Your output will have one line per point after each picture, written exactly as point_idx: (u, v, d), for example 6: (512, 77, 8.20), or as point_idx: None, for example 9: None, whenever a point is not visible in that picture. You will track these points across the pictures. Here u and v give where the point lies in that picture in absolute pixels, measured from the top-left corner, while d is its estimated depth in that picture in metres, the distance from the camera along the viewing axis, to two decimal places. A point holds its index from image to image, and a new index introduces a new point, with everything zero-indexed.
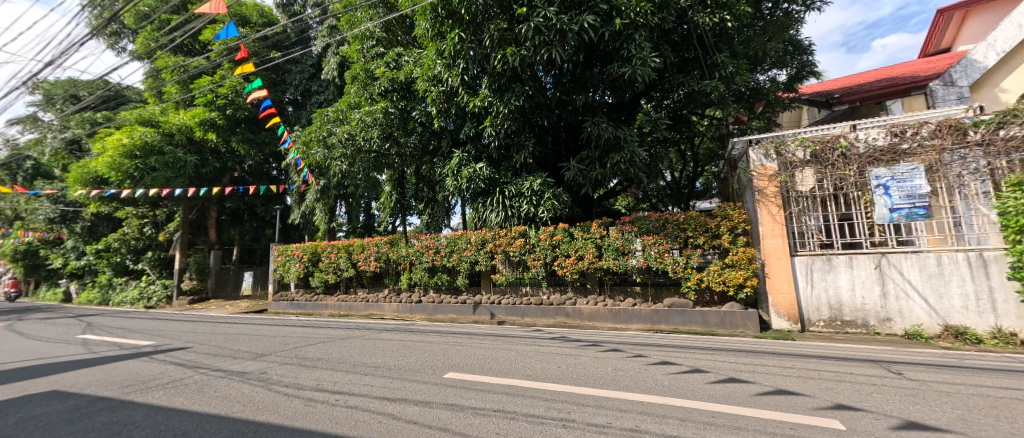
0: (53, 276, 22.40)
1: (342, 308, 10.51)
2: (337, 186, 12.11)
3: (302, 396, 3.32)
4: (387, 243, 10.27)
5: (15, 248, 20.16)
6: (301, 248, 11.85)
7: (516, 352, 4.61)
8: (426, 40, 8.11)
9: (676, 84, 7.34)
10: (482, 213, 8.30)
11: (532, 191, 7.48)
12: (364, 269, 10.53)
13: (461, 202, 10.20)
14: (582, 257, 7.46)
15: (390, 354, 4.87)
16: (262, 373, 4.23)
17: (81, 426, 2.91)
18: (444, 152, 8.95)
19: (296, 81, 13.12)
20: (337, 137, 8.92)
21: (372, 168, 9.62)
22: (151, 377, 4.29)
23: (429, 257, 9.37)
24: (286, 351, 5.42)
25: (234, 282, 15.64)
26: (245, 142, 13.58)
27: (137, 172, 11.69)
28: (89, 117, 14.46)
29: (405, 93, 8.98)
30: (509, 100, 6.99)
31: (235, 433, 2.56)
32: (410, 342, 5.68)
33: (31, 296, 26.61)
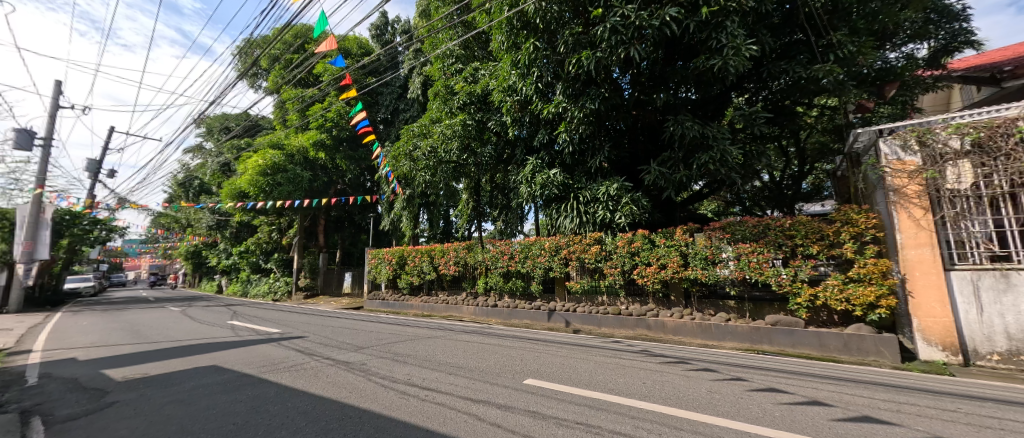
0: (211, 272, 28.12)
1: (426, 308, 11.30)
2: (420, 195, 13.14)
3: (397, 389, 3.64)
4: (465, 248, 10.81)
5: (186, 250, 25.59)
6: (390, 253, 13.06)
7: (595, 362, 4.48)
8: (501, 53, 8.42)
9: (778, 73, 6.50)
10: (556, 220, 8.27)
11: (609, 196, 7.29)
12: (444, 272, 11.20)
13: (534, 208, 10.31)
14: (665, 266, 6.96)
15: (470, 355, 5.10)
16: (362, 365, 4.74)
17: (233, 397, 3.58)
18: (518, 160, 9.13)
19: (387, 102, 14.64)
20: (422, 151, 9.70)
21: (451, 178, 10.23)
22: (279, 361, 5.09)
23: (504, 262, 9.61)
24: (381, 346, 6.01)
25: (338, 281, 17.89)
26: (347, 158, 15.53)
27: (269, 187, 14.09)
28: (236, 143, 17.88)
29: (482, 105, 9.40)
30: (585, 105, 6.91)
31: (345, 416, 2.92)
32: (487, 345, 5.87)
33: (195, 286, 33.72)
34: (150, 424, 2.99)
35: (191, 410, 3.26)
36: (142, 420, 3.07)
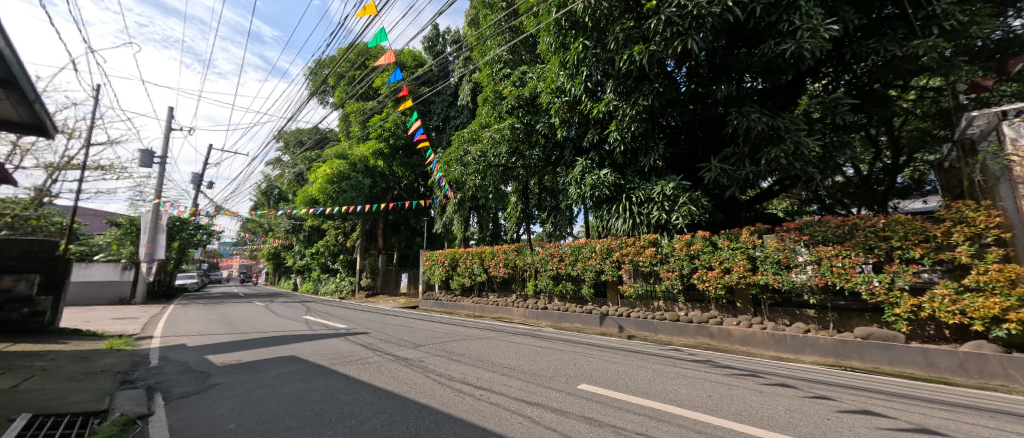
0: (288, 271, 31.24)
1: (477, 309, 11.56)
2: (471, 199, 13.49)
3: (453, 386, 3.77)
4: (514, 251, 10.88)
5: (267, 251, 28.64)
6: (443, 254, 13.53)
7: (652, 371, 4.27)
8: (548, 54, 8.39)
9: (865, 53, 5.76)
10: (607, 221, 8.05)
11: (664, 195, 6.96)
12: (494, 274, 11.38)
13: (584, 210, 10.12)
14: (730, 270, 6.46)
15: (522, 357, 5.12)
16: (420, 362, 4.96)
17: (309, 386, 3.93)
18: (567, 161, 9.00)
19: (439, 110, 15.28)
20: (472, 155, 9.96)
21: (501, 181, 10.36)
22: (347, 354, 5.52)
23: (553, 264, 9.53)
24: (436, 344, 6.25)
25: (396, 281, 18.93)
26: (403, 165, 16.42)
27: (335, 194, 15.32)
28: (308, 155, 19.71)
29: (530, 107, 9.42)
30: (638, 102, 6.65)
31: (407, 410, 3.08)
32: (539, 348, 5.86)
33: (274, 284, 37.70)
34: (243, 405, 3.38)
35: (275, 395, 3.64)
36: (237, 402, 3.48)
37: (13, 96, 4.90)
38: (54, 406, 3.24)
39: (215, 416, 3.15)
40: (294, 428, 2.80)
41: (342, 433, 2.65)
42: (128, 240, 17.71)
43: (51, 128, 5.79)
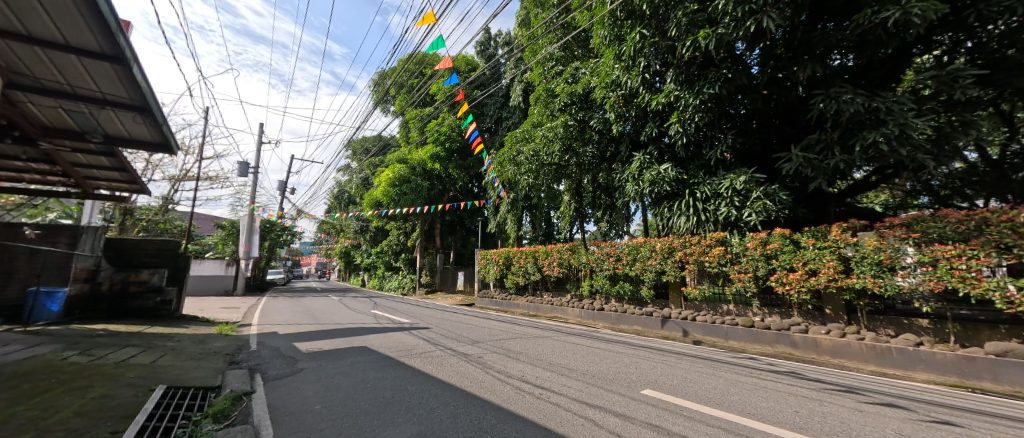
0: (357, 268, 33.96)
1: (532, 309, 11.61)
2: (524, 198, 13.54)
3: (513, 383, 3.82)
4: (568, 250, 10.71)
5: (339, 250, 31.33)
6: (497, 254, 13.73)
7: (724, 379, 3.96)
8: (602, 48, 8.12)
9: (997, 13, 4.79)
10: (668, 219, 7.60)
11: (734, 190, 6.40)
12: (548, 273, 11.32)
13: (642, 208, 9.67)
14: (816, 272, 5.77)
15: (580, 358, 5.05)
16: (479, 358, 5.11)
17: (380, 375, 4.24)
18: (624, 157, 8.63)
19: (492, 112, 15.56)
20: (525, 155, 9.97)
21: (554, 180, 10.25)
22: (412, 348, 5.84)
23: (610, 264, 9.24)
24: (494, 341, 6.39)
25: (452, 279, 19.68)
26: (458, 167, 16.97)
27: (397, 196, 16.28)
28: (373, 161, 21.21)
29: (583, 104, 9.20)
30: (703, 90, 6.20)
31: (470, 404, 3.18)
32: (597, 350, 5.72)
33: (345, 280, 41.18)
34: (326, 389, 3.75)
35: (352, 381, 3.98)
36: (320, 386, 3.87)
37: (147, 120, 5.89)
38: (181, 379, 3.85)
39: (303, 397, 3.53)
40: (369, 413, 3.04)
41: (412, 421, 2.82)
42: (230, 241, 20.47)
43: (174, 145, 6.87)
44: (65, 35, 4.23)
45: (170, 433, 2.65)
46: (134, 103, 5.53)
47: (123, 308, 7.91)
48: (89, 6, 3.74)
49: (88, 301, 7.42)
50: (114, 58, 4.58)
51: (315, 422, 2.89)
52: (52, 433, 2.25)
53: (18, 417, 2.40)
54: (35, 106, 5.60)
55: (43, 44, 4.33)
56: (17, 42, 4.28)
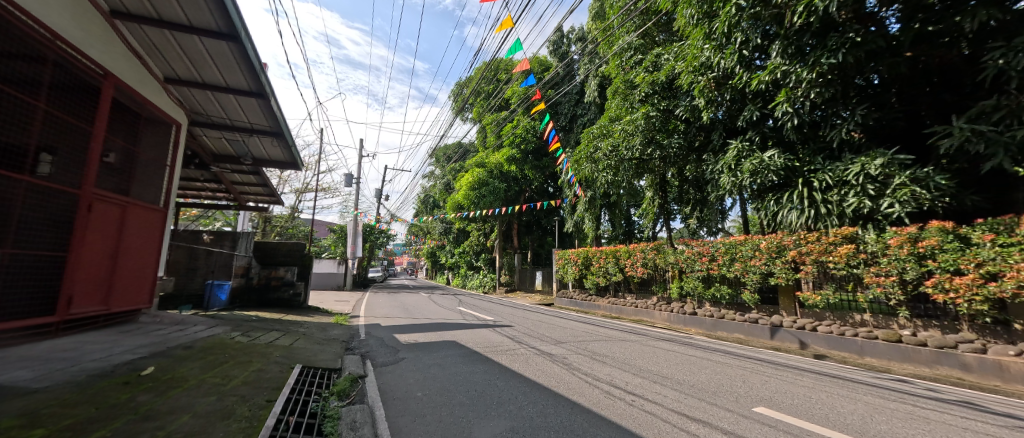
0: (442, 267, 36.51)
1: (614, 310, 11.16)
2: (602, 196, 13.03)
3: (602, 387, 3.70)
4: (653, 250, 10.00)
5: (426, 251, 33.84)
6: (575, 254, 13.46)
7: (862, 403, 3.31)
8: (688, 28, 7.41)
9: None
10: (777, 213, 6.63)
11: (867, 176, 5.34)
12: (631, 274, 10.73)
13: (741, 201, 8.61)
14: (998, 276, 4.48)
15: (673, 366, 4.68)
16: (564, 358, 5.06)
17: (471, 369, 4.47)
18: (716, 146, 7.76)
19: (566, 109, 15.34)
20: (603, 151, 9.47)
21: (635, 175, 9.68)
22: (498, 344, 6.05)
23: (703, 265, 8.39)
24: (577, 342, 6.29)
25: (531, 279, 19.90)
26: (534, 168, 17.03)
27: (477, 199, 16.98)
28: (455, 167, 22.50)
29: (667, 92, 8.50)
30: (820, 61, 5.29)
31: (559, 405, 3.16)
32: (693, 358, 5.24)
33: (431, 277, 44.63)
34: (424, 378, 4.07)
35: (446, 373, 4.25)
36: (420, 375, 4.22)
37: (281, 143, 7.09)
38: (311, 361, 4.53)
39: (406, 383, 3.90)
40: (464, 404, 3.21)
41: (503, 415, 2.91)
42: (340, 243, 23.54)
43: (300, 162, 8.15)
44: (225, 78, 5.31)
45: (306, 406, 3.13)
46: (272, 130, 6.70)
47: (266, 299, 9.51)
48: (241, 50, 4.66)
49: (244, 292, 9.19)
50: (257, 94, 5.60)
51: (418, 407, 3.15)
52: (229, 397, 2.82)
53: (207, 382, 3.06)
54: (209, 137, 7.15)
55: (213, 88, 5.51)
56: (197, 87, 5.53)
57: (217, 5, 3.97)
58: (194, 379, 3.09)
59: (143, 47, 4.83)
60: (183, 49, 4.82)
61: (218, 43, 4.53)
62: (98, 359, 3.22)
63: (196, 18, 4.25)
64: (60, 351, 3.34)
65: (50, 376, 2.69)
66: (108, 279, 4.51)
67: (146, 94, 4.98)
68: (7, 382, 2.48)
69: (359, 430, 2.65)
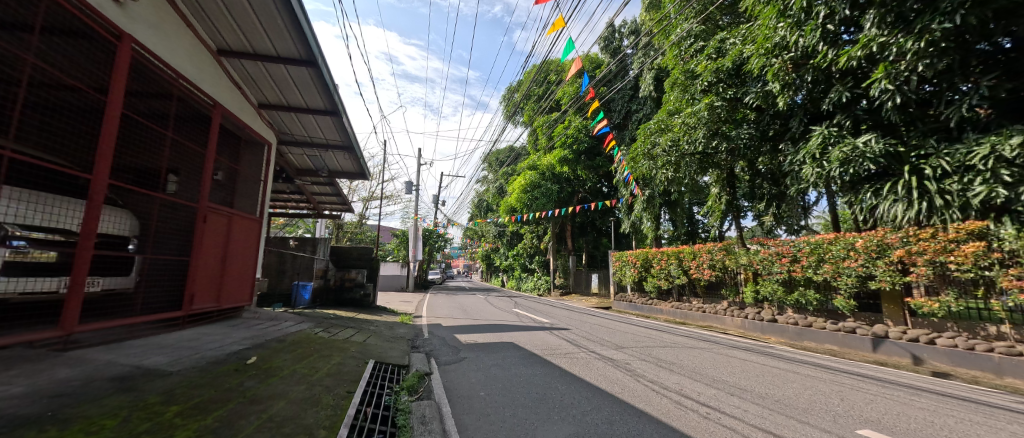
0: (496, 269, 37.32)
1: (678, 316, 10.47)
2: (661, 194, 12.29)
3: (671, 397, 3.48)
4: (723, 250, 9.23)
5: (481, 253, 34.66)
6: (633, 255, 12.86)
7: (1007, 433, 2.73)
8: (758, 7, 6.69)
9: None
10: (876, 207, 5.76)
11: (1003, 159, 4.42)
12: (697, 277, 9.99)
13: (827, 195, 7.65)
14: None
15: (754, 378, 4.25)
16: (627, 364, 4.85)
17: (531, 371, 4.48)
18: (795, 134, 6.95)
19: (620, 106, 14.80)
20: (662, 146, 8.78)
21: (699, 171, 9.01)
22: (557, 347, 5.99)
23: (783, 267, 7.54)
24: (640, 348, 6.00)
25: (587, 281, 19.39)
26: (588, 168, 16.52)
27: (530, 202, 17.02)
28: (507, 171, 22.81)
29: (734, 79, 7.74)
30: (931, 26, 4.49)
31: (625, 413, 3.04)
32: (776, 370, 4.72)
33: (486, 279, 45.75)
34: (486, 379, 4.15)
35: (507, 374, 4.30)
36: (481, 374, 4.32)
37: (352, 156, 7.74)
38: (383, 357, 4.85)
39: (470, 382, 4.03)
40: (526, 406, 3.21)
41: (566, 420, 2.86)
42: (403, 246, 25.00)
43: (368, 172, 8.81)
44: (305, 100, 5.92)
45: (380, 399, 3.35)
46: (344, 144, 7.33)
47: (341, 299, 10.39)
48: (317, 73, 5.14)
49: (322, 292, 10.13)
50: (331, 112, 6.16)
51: (482, 406, 3.22)
52: (316, 387, 3.13)
53: (297, 373, 3.41)
54: (293, 154, 8.02)
55: (296, 109, 6.16)
56: (283, 110, 6.22)
57: (299, 33, 4.44)
58: (287, 369, 3.48)
59: (241, 79, 5.56)
60: (272, 77, 5.46)
61: (300, 68, 5.07)
62: (212, 348, 3.75)
63: (282, 48, 4.80)
64: (186, 340, 3.96)
65: (180, 362, 3.19)
66: (218, 281, 5.23)
67: (244, 119, 5.71)
68: (150, 365, 2.99)
69: (428, 425, 2.78)
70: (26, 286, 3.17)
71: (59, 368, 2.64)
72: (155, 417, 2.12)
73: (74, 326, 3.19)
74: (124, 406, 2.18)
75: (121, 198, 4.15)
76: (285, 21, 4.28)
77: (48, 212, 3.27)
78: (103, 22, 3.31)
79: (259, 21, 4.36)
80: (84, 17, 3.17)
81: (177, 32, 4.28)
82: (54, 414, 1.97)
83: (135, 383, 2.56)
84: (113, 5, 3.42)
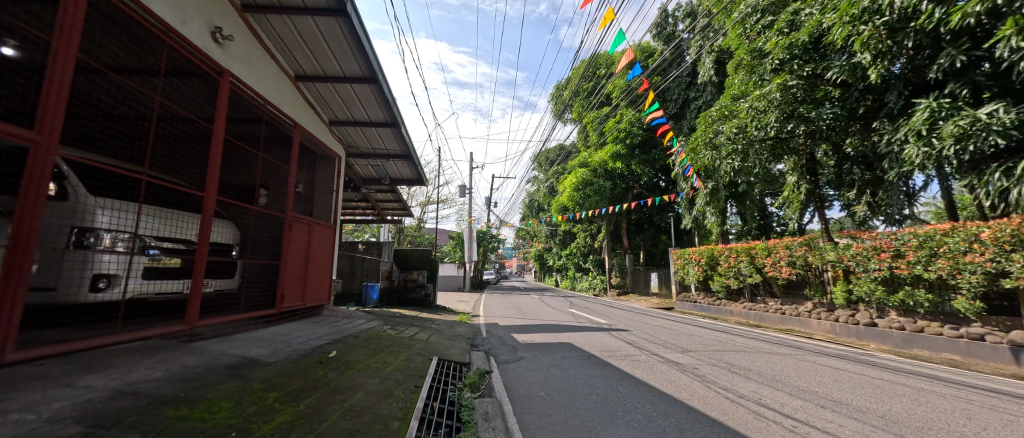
0: (549, 269, 37.24)
1: (751, 317, 9.59)
2: (727, 186, 11.37)
3: (749, 406, 3.20)
4: (804, 245, 8.32)
5: (534, 253, 34.79)
6: (697, 252, 12.02)
7: None
8: None
9: None
10: (1008, 190, 4.80)
11: None
12: (773, 275, 9.09)
13: (935, 178, 6.55)
14: None
15: (850, 390, 3.76)
16: (695, 369, 4.55)
17: (590, 372, 4.40)
18: (892, 111, 6.03)
19: (676, 95, 13.96)
20: (726, 134, 8.09)
21: (771, 159, 8.18)
22: (617, 349, 5.82)
23: (882, 263, 6.57)
24: (709, 352, 5.60)
25: (645, 280, 18.55)
26: (642, 162, 15.74)
27: (582, 200, 16.71)
28: (558, 170, 22.60)
29: (812, 54, 6.89)
30: None
31: (696, 421, 2.86)
32: (877, 381, 4.13)
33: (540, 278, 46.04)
34: (546, 379, 4.15)
35: (567, 375, 4.27)
36: (540, 374, 4.33)
37: (410, 163, 8.20)
38: (445, 354, 5.07)
39: (529, 381, 4.07)
40: (588, 408, 3.16)
41: (631, 425, 2.77)
42: (459, 248, 25.94)
43: (424, 178, 9.27)
44: (369, 114, 6.39)
45: (445, 394, 3.51)
46: (402, 153, 7.80)
47: (405, 299, 11.01)
48: (378, 88, 5.52)
49: (388, 292, 10.83)
50: (390, 124, 6.59)
51: (543, 406, 3.24)
52: (388, 380, 3.37)
53: (371, 367, 3.70)
54: (359, 165, 8.68)
55: (361, 124, 6.67)
56: (350, 126, 6.77)
57: (361, 53, 4.81)
58: (363, 362, 3.79)
59: (315, 101, 6.17)
60: (340, 96, 5.97)
61: (363, 85, 5.49)
62: (301, 343, 4.21)
63: (348, 68, 5.23)
64: (280, 335, 4.49)
65: (276, 354, 3.62)
66: (302, 282, 5.85)
67: (318, 136, 6.32)
68: (253, 356, 3.44)
69: (492, 422, 2.85)
70: (164, 288, 3.65)
71: (187, 356, 3.14)
72: (259, 402, 2.43)
73: (196, 320, 3.77)
74: (236, 391, 2.52)
75: (226, 211, 4.79)
76: (350, 43, 4.67)
77: (174, 225, 3.89)
78: (208, 61, 3.89)
79: (328, 46, 4.81)
80: (194, 59, 3.76)
81: (264, 63, 4.87)
82: (185, 395, 2.35)
83: (243, 371, 2.96)
84: (216, 47, 3.99)
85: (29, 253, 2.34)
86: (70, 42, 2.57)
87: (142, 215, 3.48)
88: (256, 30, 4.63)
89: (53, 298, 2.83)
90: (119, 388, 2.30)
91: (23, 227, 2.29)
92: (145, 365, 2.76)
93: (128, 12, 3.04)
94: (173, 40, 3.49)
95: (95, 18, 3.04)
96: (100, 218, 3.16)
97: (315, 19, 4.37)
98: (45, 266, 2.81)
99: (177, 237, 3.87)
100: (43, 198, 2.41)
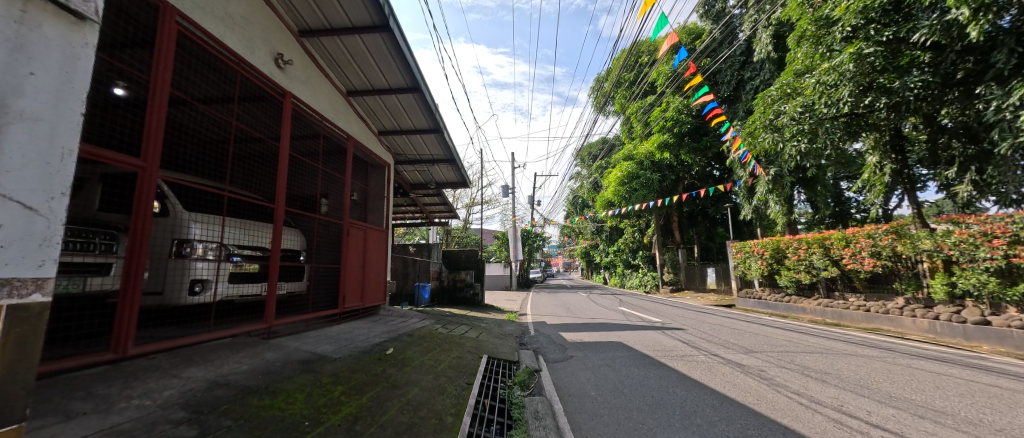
0: (596, 266, 36.60)
1: (827, 315, 8.67)
2: (792, 171, 10.38)
3: (827, 414, 2.92)
4: (891, 233, 7.43)
5: (580, 250, 34.31)
6: (759, 245, 11.08)
7: None
8: None
9: None
10: None
11: None
12: (853, 268, 8.15)
13: None
14: None
15: (954, 398, 3.29)
16: (761, 371, 4.23)
17: (644, 373, 4.25)
18: (999, 74, 5.17)
19: (728, 77, 13.02)
20: (788, 115, 7.38)
21: (845, 138, 7.34)
22: (671, 349, 5.56)
23: (995, 251, 5.67)
24: (778, 353, 5.16)
25: (701, 276, 17.50)
26: (693, 151, 14.84)
27: (628, 194, 16.18)
28: (601, 165, 22.11)
29: (893, 15, 6.06)
30: None
31: (765, 427, 2.66)
32: (992, 389, 3.56)
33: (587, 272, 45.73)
34: (597, 378, 4.08)
35: (618, 375, 4.16)
36: (591, 374, 4.27)
37: (453, 167, 8.47)
38: (495, 352, 5.17)
39: (581, 381, 4.02)
40: (642, 410, 3.06)
41: (691, 430, 2.64)
42: (504, 247, 26.41)
43: (467, 180, 9.50)
44: (413, 122, 6.67)
45: (496, 392, 3.59)
46: (446, 158, 8.06)
47: (455, 298, 11.33)
48: (421, 96, 5.76)
49: (439, 292, 11.16)
50: (434, 130, 6.84)
51: (594, 406, 3.18)
52: (443, 377, 3.51)
53: (426, 364, 3.87)
54: (407, 172, 9.08)
55: (406, 132, 6.97)
56: (397, 135, 7.12)
57: (405, 65, 5.06)
58: (418, 359, 3.98)
59: (365, 113, 6.55)
60: (387, 108, 6.31)
61: (407, 94, 5.77)
62: (362, 340, 4.52)
63: (393, 80, 5.51)
64: (344, 333, 4.84)
65: (341, 350, 3.92)
66: (360, 283, 6.26)
67: (369, 146, 6.73)
68: (322, 352, 3.75)
69: (542, 420, 2.87)
70: (247, 290, 4.06)
71: (267, 351, 3.50)
72: (329, 394, 2.66)
73: (272, 319, 4.21)
74: (308, 384, 2.78)
75: (294, 220, 5.22)
76: (394, 56, 4.93)
77: (252, 234, 4.27)
78: (272, 85, 4.30)
79: (374, 60, 5.10)
80: (262, 84, 4.18)
81: (319, 83, 5.28)
82: (267, 386, 2.62)
83: (314, 366, 3.24)
84: (278, 72, 4.40)
85: (141, 263, 2.75)
86: (164, 79, 2.97)
87: (225, 227, 3.93)
88: (311, 53, 5.03)
89: (161, 300, 3.35)
90: (214, 379, 2.63)
91: (136, 241, 2.70)
92: (235, 359, 3.12)
93: (206, 48, 3.46)
94: (243, 69, 3.92)
95: (182, 56, 3.49)
96: (193, 230, 3.63)
97: (362, 36, 4.66)
98: (154, 273, 3.33)
99: (255, 245, 4.25)
100: (151, 215, 2.80)
